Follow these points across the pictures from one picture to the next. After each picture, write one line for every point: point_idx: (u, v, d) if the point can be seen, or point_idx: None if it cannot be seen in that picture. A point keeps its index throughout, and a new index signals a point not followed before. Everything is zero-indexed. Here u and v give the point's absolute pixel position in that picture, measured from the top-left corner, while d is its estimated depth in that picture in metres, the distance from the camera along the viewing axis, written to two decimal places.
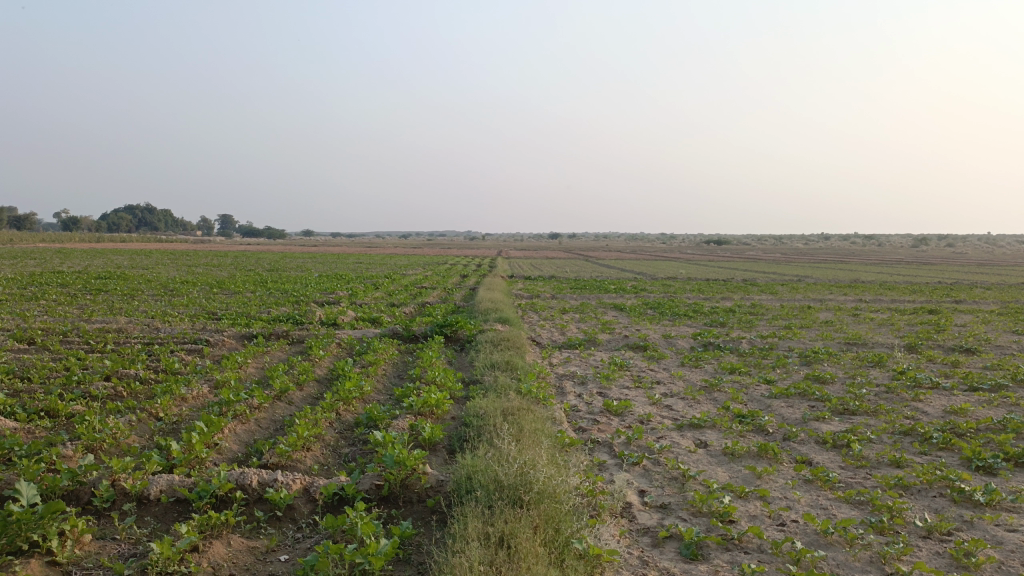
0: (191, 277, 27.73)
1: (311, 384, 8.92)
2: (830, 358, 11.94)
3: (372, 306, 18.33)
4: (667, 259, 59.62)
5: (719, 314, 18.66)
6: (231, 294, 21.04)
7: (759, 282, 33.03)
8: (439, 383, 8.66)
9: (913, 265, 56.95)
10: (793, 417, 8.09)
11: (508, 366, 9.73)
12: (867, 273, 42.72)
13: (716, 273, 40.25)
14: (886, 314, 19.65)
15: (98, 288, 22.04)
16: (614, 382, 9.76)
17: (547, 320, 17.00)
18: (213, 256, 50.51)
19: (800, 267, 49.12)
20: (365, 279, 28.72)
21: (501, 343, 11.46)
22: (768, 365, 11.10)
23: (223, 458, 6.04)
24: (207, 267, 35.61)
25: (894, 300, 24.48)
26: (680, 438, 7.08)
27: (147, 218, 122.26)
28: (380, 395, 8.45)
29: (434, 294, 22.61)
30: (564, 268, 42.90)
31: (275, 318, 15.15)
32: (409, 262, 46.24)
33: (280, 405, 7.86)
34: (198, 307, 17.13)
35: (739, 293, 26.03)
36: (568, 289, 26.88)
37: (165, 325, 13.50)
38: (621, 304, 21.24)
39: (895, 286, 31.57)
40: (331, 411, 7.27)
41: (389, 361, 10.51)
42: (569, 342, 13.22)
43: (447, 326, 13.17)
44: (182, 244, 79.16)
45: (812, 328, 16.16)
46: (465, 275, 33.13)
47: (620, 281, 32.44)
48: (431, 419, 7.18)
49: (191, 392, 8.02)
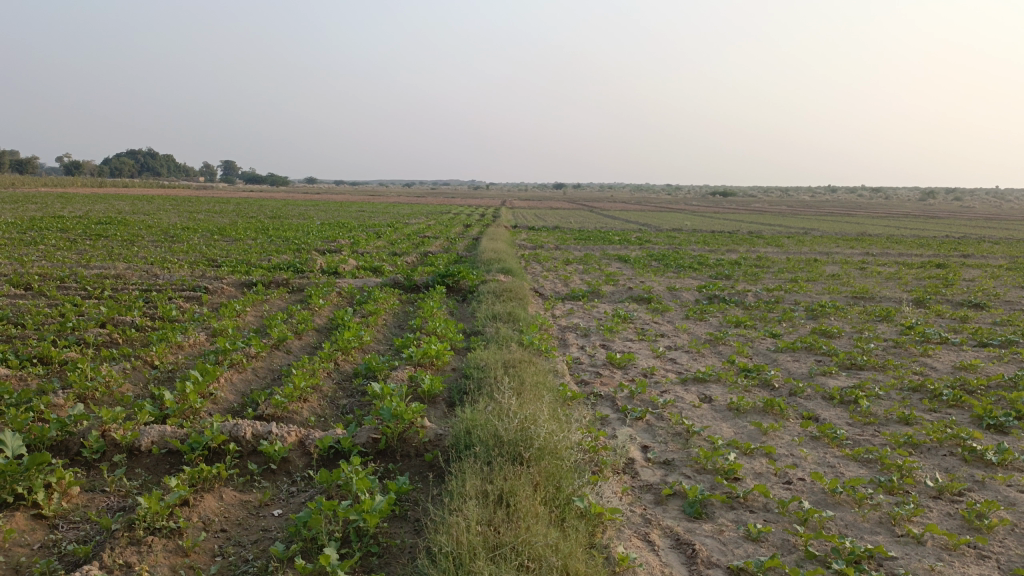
0: (192, 224, 27.45)
1: (310, 334, 8.77)
2: (837, 311, 11.75)
3: (374, 255, 18.12)
4: (672, 211, 59.12)
5: (724, 266, 18.42)
6: (232, 241, 20.82)
7: (765, 234, 32.70)
8: (439, 333, 8.51)
9: (922, 218, 56.34)
10: (799, 372, 7.94)
11: (510, 318, 9.57)
12: (874, 226, 42.29)
13: (722, 225, 39.87)
14: (894, 269, 19.40)
15: (97, 234, 21.82)
16: (617, 334, 9.61)
17: (550, 270, 16.80)
18: (214, 202, 50.18)
19: (807, 220, 48.65)
20: (367, 227, 28.45)
21: (503, 294, 11.27)
22: (774, 319, 10.92)
23: (219, 409, 5.93)
24: (208, 213, 35.30)
25: (902, 254, 24.18)
26: (684, 393, 6.94)
27: (148, 164, 121.35)
28: (379, 345, 8.31)
29: (437, 243, 22.37)
30: (568, 219, 42.51)
31: (275, 266, 14.96)
32: (412, 210, 45.85)
33: (277, 354, 7.73)
34: (198, 254, 16.95)
35: (744, 246, 25.73)
36: (572, 240, 26.62)
37: (164, 272, 13.33)
38: (626, 255, 21.00)
39: (903, 240, 31.20)
40: (329, 361, 7.13)
41: (389, 311, 10.35)
42: (572, 293, 13.03)
43: (449, 276, 12.98)
44: (184, 190, 78.60)
45: (818, 281, 15.94)
46: (468, 225, 32.81)
47: (624, 232, 32.13)
48: (430, 370, 7.04)
49: (187, 339, 7.88)
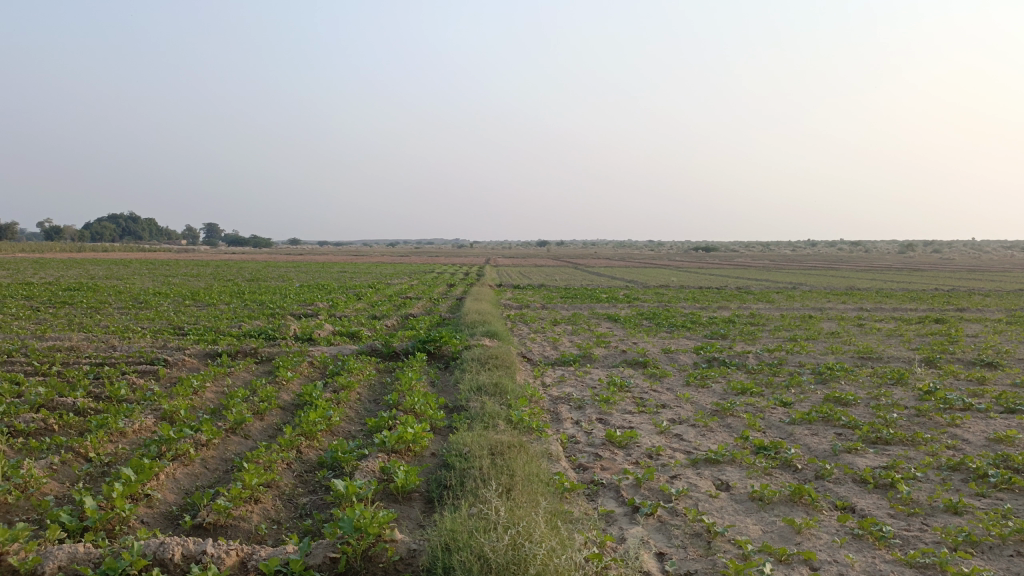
0: (165, 288, 26.55)
1: (273, 414, 7.84)
2: (846, 374, 10.97)
3: (352, 319, 17.22)
4: (658, 267, 58.84)
5: (718, 325, 17.70)
6: (204, 306, 19.86)
7: (754, 290, 32.24)
8: (418, 411, 7.62)
9: (907, 271, 56.19)
10: (821, 450, 7.10)
11: (497, 390, 8.69)
12: (861, 280, 41.93)
13: (709, 281, 39.38)
14: (891, 324, 18.75)
15: (62, 301, 20.81)
16: (615, 407, 8.73)
17: (538, 333, 15.97)
18: (192, 264, 49.20)
19: (792, 274, 48.51)
20: (348, 289, 27.62)
21: (489, 361, 10.42)
22: (782, 384, 10.11)
23: (153, 515, 5.00)
24: (184, 277, 34.33)
25: (895, 308, 23.63)
26: (697, 478, 6.08)
27: (130, 228, 120.54)
28: (351, 428, 7.39)
29: (419, 305, 21.52)
30: (553, 277, 41.92)
31: (245, 333, 14.04)
32: (395, 270, 45.11)
33: (233, 441, 6.79)
34: (164, 321, 16.00)
35: (735, 302, 25.09)
36: (559, 299, 25.92)
37: (124, 343, 12.38)
38: (615, 314, 20.24)
39: (893, 294, 30.76)
40: (290, 449, 6.23)
41: (364, 385, 9.44)
42: (562, 358, 12.19)
43: (430, 341, 12.11)
44: (165, 253, 77.58)
45: (818, 340, 15.21)
46: (452, 285, 32.09)
47: (611, 289, 31.56)
48: (406, 458, 6.13)
49: (130, 425, 6.94)
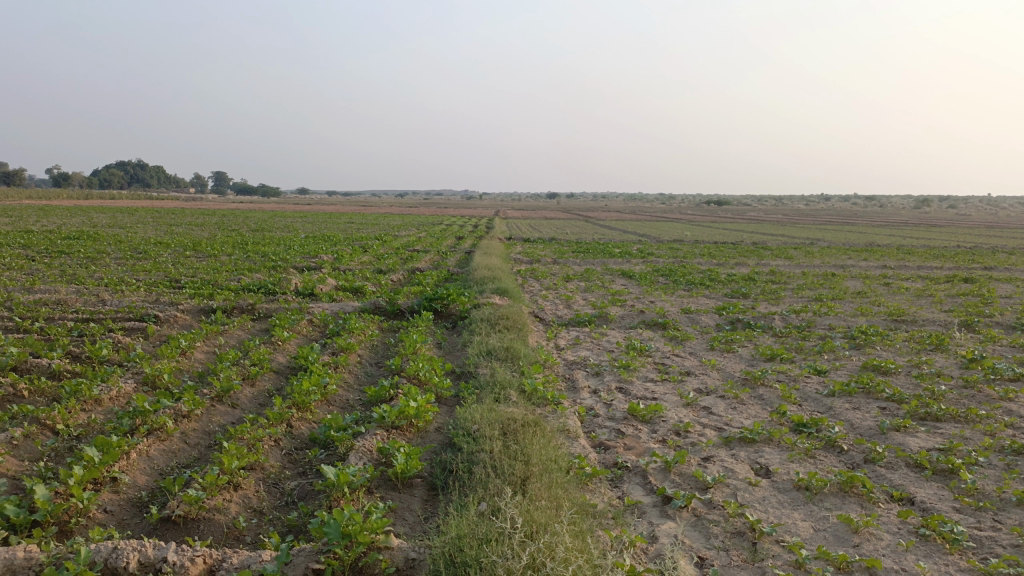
0: (167, 238, 25.81)
1: (265, 380, 7.21)
2: (881, 339, 10.24)
3: (357, 273, 16.55)
4: (671, 220, 57.78)
5: (738, 283, 16.96)
6: (204, 257, 19.20)
7: (771, 245, 31.36)
8: (421, 379, 6.98)
9: (926, 227, 54.81)
10: (866, 429, 6.43)
11: (508, 355, 8.01)
12: (880, 236, 40.97)
13: (724, 236, 38.41)
14: (918, 284, 17.93)
15: (59, 251, 20.17)
16: (635, 374, 8.07)
17: (550, 289, 15.26)
18: (198, 213, 48.45)
19: (807, 229, 47.56)
20: (354, 241, 26.87)
21: (499, 321, 9.76)
22: (814, 351, 9.39)
23: (118, 502, 4.42)
24: (188, 226, 33.58)
25: (920, 266, 22.74)
26: (733, 461, 5.44)
27: (139, 176, 119.61)
28: (349, 397, 6.76)
29: (426, 259, 20.82)
30: (564, 230, 41.13)
31: (243, 287, 13.38)
32: (403, 222, 44.27)
33: (218, 411, 6.18)
34: (161, 273, 15.36)
35: (753, 258, 24.23)
36: (570, 253, 25.14)
37: (115, 297, 11.75)
38: (630, 270, 19.48)
39: (915, 251, 29.77)
40: (279, 422, 5.62)
41: (365, 347, 8.79)
42: (577, 318, 11.50)
43: (436, 299, 11.46)
44: (173, 202, 76.77)
45: (845, 300, 14.43)
46: (461, 238, 31.32)
47: (624, 244, 30.71)
48: (408, 436, 5.50)
49: (106, 392, 6.34)
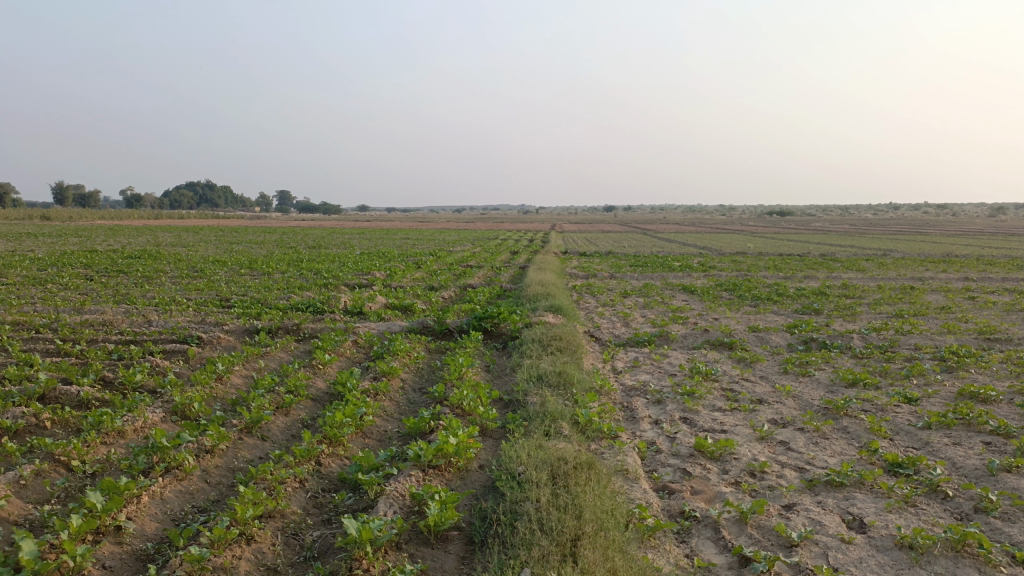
0: (226, 256, 25.96)
1: (300, 409, 6.75)
2: (976, 361, 9.23)
3: (408, 290, 16.13)
4: (732, 232, 56.29)
5: (808, 298, 15.97)
6: (258, 276, 19.13)
7: (840, 257, 29.97)
8: (464, 408, 6.41)
9: (1004, 236, 52.08)
10: (972, 470, 5.58)
11: (561, 380, 7.38)
12: (957, 246, 38.88)
13: (789, 248, 36.97)
14: (1007, 297, 16.58)
15: (119, 270, 20.42)
16: (701, 401, 7.35)
17: (607, 306, 14.54)
18: (259, 231, 49.16)
19: (877, 240, 45.59)
20: (409, 257, 26.62)
21: (552, 342, 9.15)
22: (901, 375, 8.47)
23: (120, 556, 3.96)
24: (248, 244, 33.86)
25: (1006, 278, 21.21)
26: (819, 512, 4.69)
27: (206, 195, 123.29)
28: (387, 429, 6.23)
29: (480, 275, 20.35)
30: (622, 243, 40.24)
31: (291, 306, 13.07)
32: (460, 237, 43.97)
33: (245, 445, 5.74)
34: (212, 292, 15.22)
35: (822, 271, 23.00)
36: (628, 267, 24.36)
37: (161, 317, 11.55)
38: (691, 285, 18.60)
39: (997, 261, 27.98)
40: (306, 460, 5.12)
41: (410, 372, 8.28)
42: (635, 337, 10.79)
43: (487, 318, 10.91)
44: (237, 221, 78.55)
45: (928, 317, 13.34)
46: (516, 252, 30.80)
47: (685, 257, 29.74)
48: (446, 477, 4.91)
49: (130, 424, 5.97)
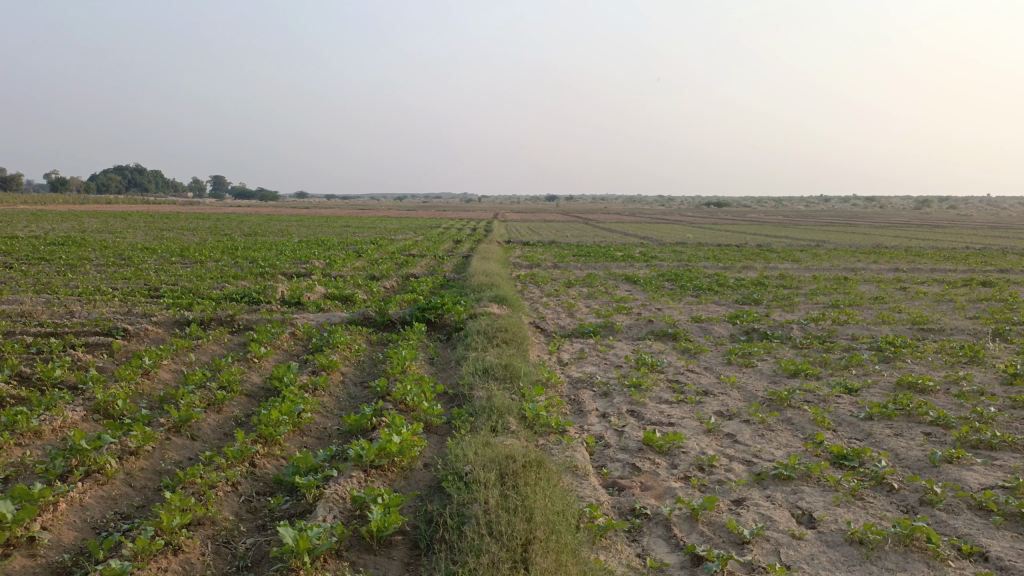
0: (157, 243, 25.02)
1: (234, 406, 6.43)
2: (911, 351, 9.44)
3: (348, 280, 15.74)
4: (672, 222, 57.05)
5: (748, 288, 16.19)
6: (190, 264, 18.43)
7: (776, 247, 30.60)
8: (408, 403, 6.19)
9: (929, 228, 54.13)
10: (914, 461, 5.64)
11: (507, 374, 7.22)
12: (886, 238, 40.20)
13: (728, 238, 37.58)
14: (936, 288, 17.10)
15: (40, 257, 19.38)
16: (648, 394, 7.29)
17: (551, 296, 14.45)
18: (192, 217, 47.57)
19: (810, 231, 46.83)
20: (350, 245, 26.07)
21: (497, 334, 8.98)
22: (841, 366, 8.58)
23: (32, 570, 3.63)
24: (180, 231, 32.66)
25: (934, 269, 21.93)
26: (769, 507, 4.65)
27: (136, 180, 118.91)
28: (327, 426, 5.97)
29: (422, 264, 20.06)
30: (564, 233, 40.36)
31: (225, 296, 12.56)
32: (402, 226, 43.41)
33: (173, 446, 5.43)
34: (141, 281, 14.55)
35: (760, 262, 23.38)
36: (571, 257, 24.36)
37: (84, 308, 10.94)
38: (634, 275, 18.67)
39: (925, 253, 28.97)
40: (239, 461, 4.84)
41: (350, 366, 8.00)
42: (580, 328, 10.71)
43: (430, 308, 10.67)
44: (170, 206, 75.95)
45: (863, 307, 13.64)
46: (459, 241, 30.51)
47: (627, 247, 29.92)
48: (389, 478, 4.70)
49: (47, 423, 5.57)
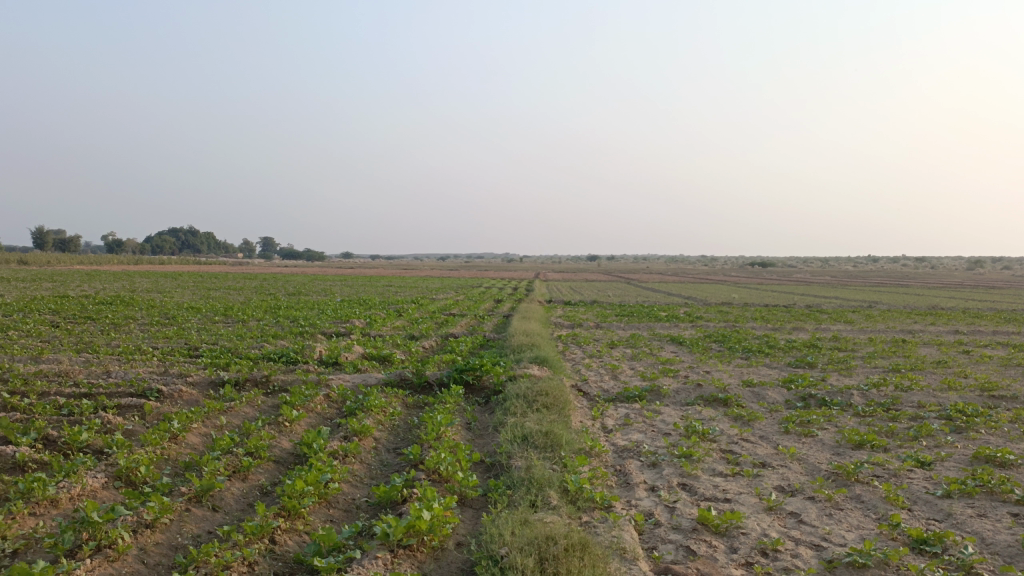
0: (201, 302, 25.28)
1: (260, 474, 6.11)
2: (984, 420, 8.73)
3: (387, 340, 15.51)
4: (715, 283, 56.22)
5: (800, 350, 15.52)
6: (232, 323, 18.45)
7: (826, 308, 29.72)
8: (442, 473, 5.80)
9: (984, 288, 52.43)
10: (1006, 547, 5.03)
11: (548, 441, 6.78)
12: (940, 298, 38.93)
13: (775, 299, 36.78)
14: (1001, 352, 16.19)
15: (87, 316, 19.61)
16: (700, 465, 6.78)
17: (594, 358, 13.99)
18: (239, 277, 48.50)
19: (859, 290, 45.66)
20: (391, 305, 26.01)
21: (538, 397, 8.57)
22: (909, 436, 7.94)
23: None
24: (225, 291, 33.06)
25: (996, 331, 20.91)
26: None
27: (189, 241, 122.35)
28: (356, 497, 5.61)
29: (462, 324, 19.80)
30: (606, 293, 40.00)
31: (262, 356, 12.40)
32: (443, 285, 43.50)
33: (192, 517, 5.11)
34: (181, 341, 14.52)
35: (811, 322, 22.61)
36: (614, 317, 23.87)
37: (122, 368, 10.84)
38: (679, 336, 18.12)
39: (983, 314, 27.81)
40: (259, 538, 4.49)
41: (384, 430, 7.65)
42: (625, 392, 10.23)
43: (468, 370, 10.32)
44: (219, 267, 77.61)
45: (925, 371, 12.90)
46: (500, 301, 30.30)
47: (671, 307, 29.33)
48: (418, 560, 4.30)
49: (66, 491, 5.30)
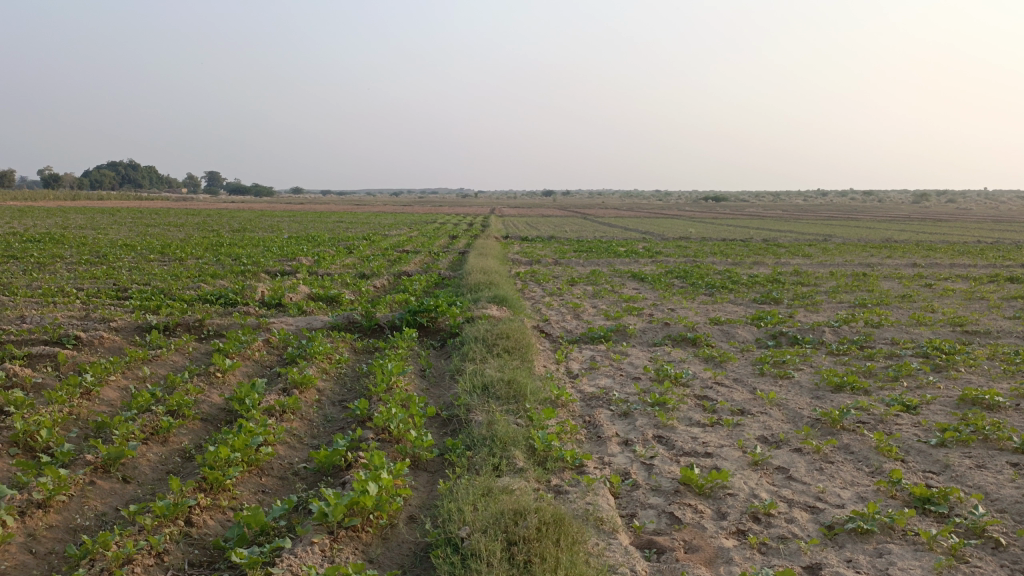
0: (138, 240, 23.89)
1: (183, 436, 5.36)
2: (963, 358, 8.37)
3: (336, 279, 14.64)
4: (671, 217, 55.99)
5: (763, 286, 15.14)
6: (169, 262, 17.30)
7: (784, 242, 29.58)
8: (392, 432, 5.13)
9: (930, 222, 53.41)
10: (1014, 503, 4.57)
11: (511, 391, 6.15)
12: (893, 232, 39.21)
13: (732, 233, 36.62)
14: (962, 285, 16.06)
15: (10, 256, 18.21)
16: (675, 413, 6.24)
17: (554, 296, 13.36)
18: (182, 213, 46.55)
19: (813, 224, 45.86)
20: (341, 241, 24.95)
21: (498, 341, 7.91)
22: (889, 378, 7.51)
23: None
24: (165, 228, 31.43)
25: (953, 264, 20.93)
26: None
27: (129, 176, 117.39)
28: (293, 462, 4.92)
29: (415, 261, 19.00)
30: (563, 228, 39.36)
31: (198, 298, 11.47)
32: (395, 221, 42.30)
33: (98, 493, 4.37)
34: (111, 282, 13.45)
35: (770, 257, 22.34)
36: (571, 253, 23.26)
37: (38, 313, 9.82)
38: (640, 271, 17.60)
39: (937, 247, 27.94)
40: (171, 522, 3.78)
41: (329, 381, 6.93)
42: (589, 332, 9.64)
43: (422, 311, 9.60)
44: (163, 202, 74.60)
45: (892, 306, 12.60)
46: (455, 237, 29.44)
47: (629, 242, 28.86)
48: (362, 543, 3.64)
49: None
